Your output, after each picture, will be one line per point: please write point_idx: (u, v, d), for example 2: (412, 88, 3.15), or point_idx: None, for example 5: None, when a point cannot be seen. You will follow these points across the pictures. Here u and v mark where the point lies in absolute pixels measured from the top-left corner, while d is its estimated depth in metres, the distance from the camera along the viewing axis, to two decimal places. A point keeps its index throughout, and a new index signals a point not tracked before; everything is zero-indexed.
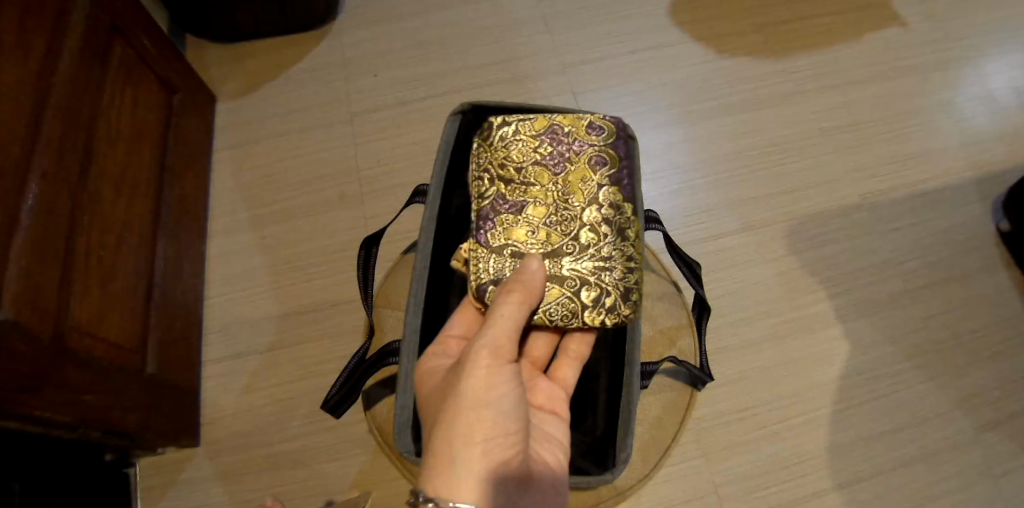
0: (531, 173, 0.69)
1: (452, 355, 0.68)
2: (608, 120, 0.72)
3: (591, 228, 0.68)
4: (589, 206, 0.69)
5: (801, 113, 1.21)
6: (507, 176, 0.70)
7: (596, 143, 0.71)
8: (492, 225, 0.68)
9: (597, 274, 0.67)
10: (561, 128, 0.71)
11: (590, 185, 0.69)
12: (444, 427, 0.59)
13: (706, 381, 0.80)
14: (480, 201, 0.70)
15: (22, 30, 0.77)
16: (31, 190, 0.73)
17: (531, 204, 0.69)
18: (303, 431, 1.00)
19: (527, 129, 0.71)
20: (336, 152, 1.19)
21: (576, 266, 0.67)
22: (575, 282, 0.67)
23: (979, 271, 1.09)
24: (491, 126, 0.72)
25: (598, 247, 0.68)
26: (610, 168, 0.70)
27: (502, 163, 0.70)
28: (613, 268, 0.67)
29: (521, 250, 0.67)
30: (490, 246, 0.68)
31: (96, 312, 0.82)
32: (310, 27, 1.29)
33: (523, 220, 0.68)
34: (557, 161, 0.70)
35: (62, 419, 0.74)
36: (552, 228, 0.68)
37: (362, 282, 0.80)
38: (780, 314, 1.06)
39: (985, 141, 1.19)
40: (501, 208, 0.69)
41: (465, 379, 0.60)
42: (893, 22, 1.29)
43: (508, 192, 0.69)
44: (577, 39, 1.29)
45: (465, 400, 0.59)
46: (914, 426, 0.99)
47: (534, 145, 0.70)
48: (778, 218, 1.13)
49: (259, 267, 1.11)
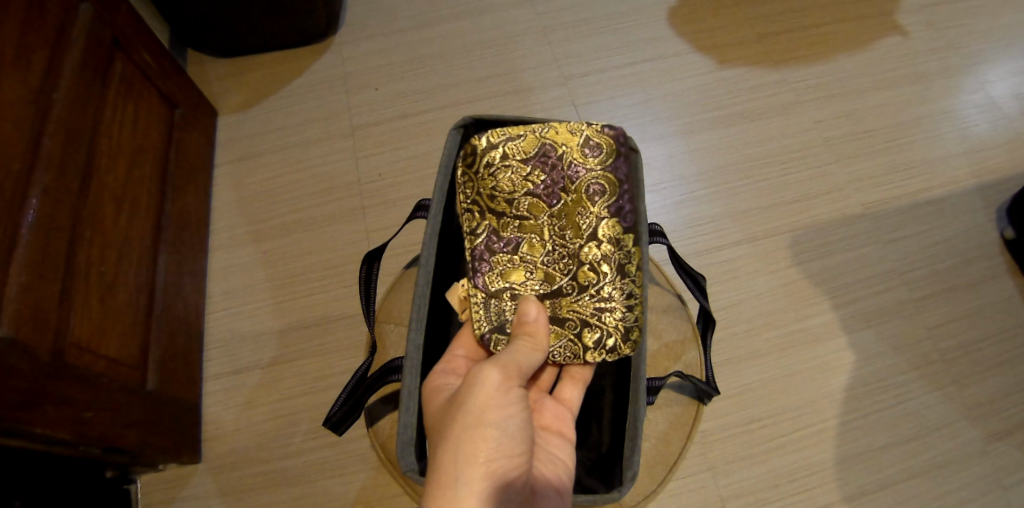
0: (525, 206, 0.70)
1: (458, 374, 0.68)
2: (606, 139, 0.71)
3: (590, 267, 0.69)
4: (587, 243, 0.69)
5: (802, 122, 1.21)
6: (499, 208, 0.70)
7: (593, 168, 0.70)
8: (488, 266, 0.69)
9: (597, 314, 0.68)
10: (553, 150, 0.70)
11: (586, 216, 0.69)
12: (447, 444, 0.58)
13: (712, 395, 0.79)
14: (473, 239, 0.70)
15: (22, 48, 0.77)
16: (31, 206, 0.73)
17: (527, 241, 0.70)
18: (305, 447, 0.99)
19: (517, 152, 0.70)
20: (338, 165, 1.19)
21: (575, 306, 0.68)
22: (574, 324, 0.68)
23: (984, 279, 1.08)
24: (478, 148, 0.70)
25: (598, 287, 0.68)
26: (608, 196, 0.70)
27: (492, 194, 0.70)
28: (614, 308, 0.68)
29: (521, 292, 0.69)
30: (487, 290, 0.69)
31: (96, 328, 0.82)
32: (309, 41, 1.30)
33: (521, 261, 0.70)
34: (550, 191, 0.70)
35: (64, 437, 0.73)
36: (550, 268, 0.69)
37: (363, 298, 0.79)
38: (784, 325, 1.05)
39: (988, 149, 1.18)
40: (496, 247, 0.70)
41: (472, 396, 0.60)
42: (892, 32, 1.29)
43: (501, 229, 0.70)
44: (577, 51, 1.29)
45: (469, 418, 0.59)
46: (923, 437, 0.98)
47: (525, 172, 0.70)
48: (780, 229, 1.12)
49: (260, 282, 1.11)
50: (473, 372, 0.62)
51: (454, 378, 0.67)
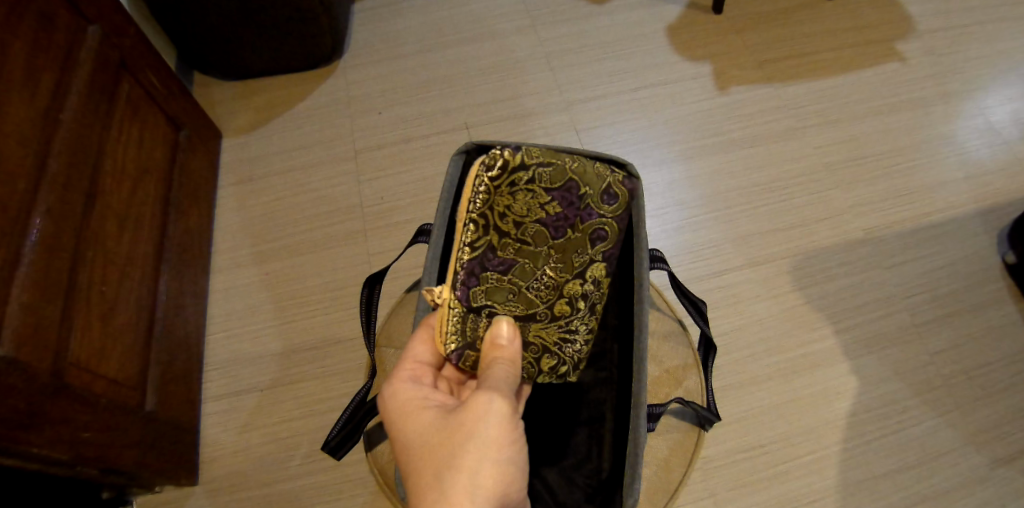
0: (530, 232, 0.65)
1: (428, 385, 0.65)
2: (626, 190, 0.67)
3: (568, 301, 0.68)
4: (574, 278, 0.68)
5: (803, 147, 1.22)
6: (504, 227, 0.65)
7: (605, 214, 0.66)
8: (476, 282, 0.65)
9: (559, 343, 0.69)
10: (578, 187, 0.65)
11: (582, 257, 0.67)
12: (464, 482, 0.55)
13: (713, 421, 0.79)
14: (469, 252, 0.65)
15: (32, 68, 0.78)
16: (35, 226, 0.74)
17: (519, 264, 0.66)
18: (303, 470, 0.98)
19: (543, 179, 0.64)
20: (340, 188, 1.20)
21: (542, 332, 0.68)
22: (536, 348, 0.68)
23: (986, 304, 1.08)
24: (505, 161, 0.63)
25: (569, 319, 0.69)
26: (606, 244, 0.67)
27: (502, 212, 0.64)
28: (575, 341, 0.69)
29: (498, 311, 0.66)
30: (469, 305, 0.65)
31: (96, 349, 0.81)
32: (316, 64, 1.32)
33: (507, 282, 0.66)
34: (559, 224, 0.65)
35: (61, 458, 0.72)
36: (532, 293, 0.67)
37: (365, 321, 0.78)
38: (785, 351, 1.05)
39: (988, 174, 1.19)
40: (489, 264, 0.65)
41: (483, 430, 0.56)
42: (890, 59, 1.31)
43: (499, 248, 0.65)
44: (578, 77, 1.30)
45: (482, 452, 0.56)
46: (925, 464, 0.97)
47: (543, 201, 0.64)
48: (781, 254, 1.12)
49: (261, 303, 1.11)
50: (475, 400, 0.58)
51: (428, 389, 0.63)
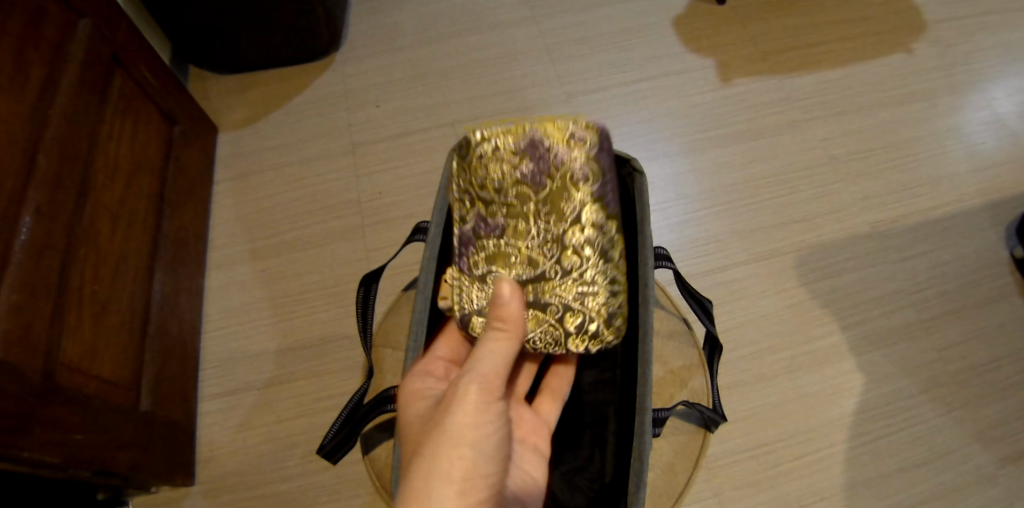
0: (508, 191, 0.63)
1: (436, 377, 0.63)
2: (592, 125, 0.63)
3: (573, 250, 0.63)
4: (570, 228, 0.63)
5: (809, 140, 1.20)
6: (484, 193, 0.64)
7: (577, 153, 0.63)
8: (472, 248, 0.65)
9: (580, 298, 0.64)
10: (539, 134, 0.63)
11: (571, 203, 0.63)
12: (424, 462, 0.53)
13: (720, 422, 0.76)
14: (460, 222, 0.66)
15: (21, 62, 0.76)
16: (25, 225, 0.72)
17: (510, 224, 0.64)
18: (301, 470, 0.97)
19: (501, 137, 0.63)
20: (337, 183, 1.18)
21: (558, 289, 0.64)
22: (556, 307, 0.64)
23: (994, 299, 1.06)
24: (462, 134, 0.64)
25: (582, 270, 0.63)
26: (591, 183, 0.63)
27: (476, 178, 0.64)
28: (597, 292, 0.64)
29: (502, 274, 0.64)
30: (471, 273, 0.65)
31: (88, 349, 0.79)
32: (312, 57, 1.29)
33: (504, 244, 0.64)
34: (534, 176, 0.63)
35: (52, 461, 0.70)
36: (533, 251, 0.64)
37: (361, 321, 0.76)
38: (791, 347, 1.03)
39: (996, 167, 1.17)
40: (481, 229, 0.65)
41: (450, 414, 0.55)
42: (898, 49, 1.28)
43: (487, 213, 0.65)
44: (579, 69, 1.28)
45: (448, 435, 0.54)
46: (932, 463, 0.95)
47: (509, 157, 0.63)
48: (787, 248, 1.10)
49: (258, 300, 1.09)
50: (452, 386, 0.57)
51: (432, 381, 0.62)
